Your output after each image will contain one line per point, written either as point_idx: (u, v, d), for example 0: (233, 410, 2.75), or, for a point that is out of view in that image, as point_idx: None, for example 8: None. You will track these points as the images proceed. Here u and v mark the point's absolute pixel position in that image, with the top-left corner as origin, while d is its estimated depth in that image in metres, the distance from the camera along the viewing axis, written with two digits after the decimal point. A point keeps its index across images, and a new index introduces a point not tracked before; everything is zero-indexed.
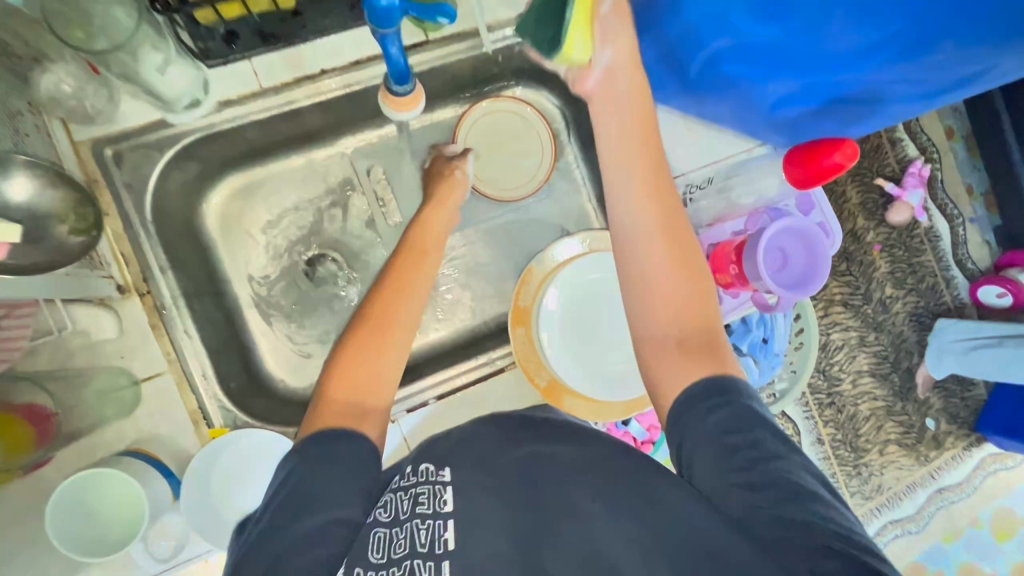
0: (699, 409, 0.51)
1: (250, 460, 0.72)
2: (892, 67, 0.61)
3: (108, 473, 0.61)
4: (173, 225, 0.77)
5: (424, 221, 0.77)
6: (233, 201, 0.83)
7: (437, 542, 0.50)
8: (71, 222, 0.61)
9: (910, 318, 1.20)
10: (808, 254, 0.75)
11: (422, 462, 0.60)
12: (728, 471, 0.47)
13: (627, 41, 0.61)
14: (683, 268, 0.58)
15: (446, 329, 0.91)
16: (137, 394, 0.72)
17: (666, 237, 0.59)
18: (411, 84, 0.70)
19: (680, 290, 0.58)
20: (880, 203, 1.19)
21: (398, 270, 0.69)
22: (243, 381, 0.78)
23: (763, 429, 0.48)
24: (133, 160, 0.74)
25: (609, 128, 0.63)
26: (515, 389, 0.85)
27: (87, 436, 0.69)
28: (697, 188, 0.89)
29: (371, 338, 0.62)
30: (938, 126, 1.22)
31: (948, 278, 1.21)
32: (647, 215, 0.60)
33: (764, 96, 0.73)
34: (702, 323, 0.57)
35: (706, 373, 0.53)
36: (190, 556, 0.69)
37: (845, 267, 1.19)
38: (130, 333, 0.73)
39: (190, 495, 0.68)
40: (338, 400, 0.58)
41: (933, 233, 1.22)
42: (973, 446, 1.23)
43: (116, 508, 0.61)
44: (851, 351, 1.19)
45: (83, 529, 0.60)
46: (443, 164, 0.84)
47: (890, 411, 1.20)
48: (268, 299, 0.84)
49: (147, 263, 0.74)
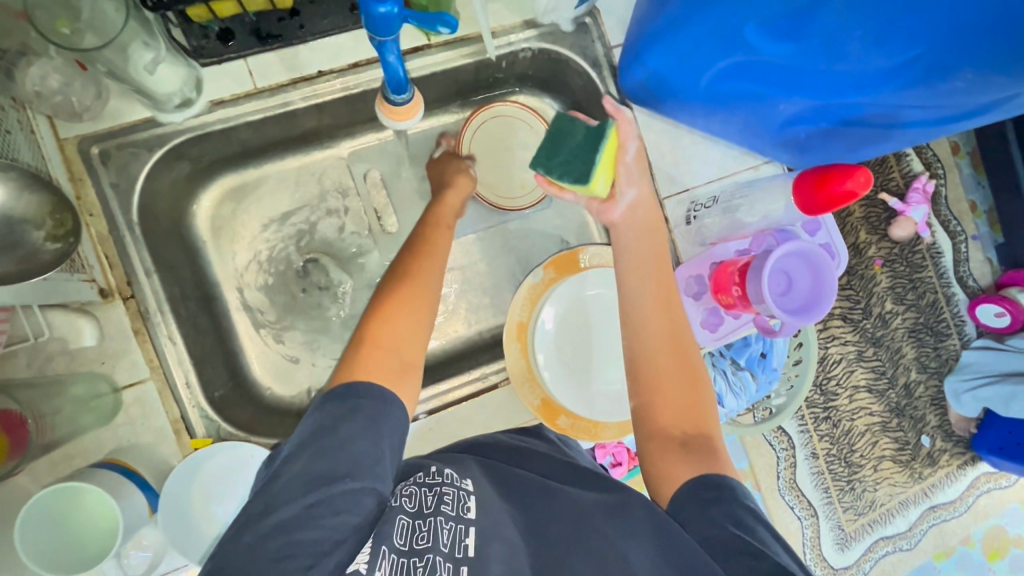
0: (700, 498, 0.56)
1: (234, 469, 0.70)
2: (909, 90, 0.59)
3: (86, 487, 0.58)
4: (160, 227, 0.75)
5: (442, 200, 0.79)
6: (225, 203, 0.81)
7: (460, 547, 0.51)
8: (47, 228, 0.58)
9: (909, 334, 1.19)
10: (813, 276, 0.73)
11: (444, 466, 0.60)
12: (729, 554, 0.50)
13: (645, 188, 0.79)
14: (688, 375, 0.67)
15: (438, 340, 0.88)
16: (117, 402, 0.69)
17: (673, 346, 0.69)
18: (410, 93, 0.68)
19: (685, 395, 0.66)
20: (883, 217, 1.17)
21: (430, 237, 0.74)
22: (228, 390, 0.76)
23: (761, 525, 0.53)
24: (120, 159, 0.71)
25: (631, 247, 0.77)
26: (508, 406, 0.83)
27: (63, 445, 0.67)
28: (702, 207, 0.86)
29: (410, 293, 0.65)
30: (945, 141, 1.21)
31: (948, 294, 1.20)
32: (658, 323, 0.70)
33: (776, 113, 0.72)
34: (703, 426, 0.64)
35: (707, 468, 0.59)
36: (167, 568, 0.68)
37: (845, 282, 1.16)
38: (112, 338, 0.70)
39: (168, 507, 0.65)
40: (373, 344, 0.61)
41: (935, 249, 1.20)
42: (967, 464, 1.21)
43: (99, 522, 0.59)
44: (849, 365, 1.16)
45: (63, 544, 0.57)
46: (452, 163, 0.83)
47: (886, 427, 1.18)
48: (259, 303, 0.82)
49: (132, 266, 0.71)
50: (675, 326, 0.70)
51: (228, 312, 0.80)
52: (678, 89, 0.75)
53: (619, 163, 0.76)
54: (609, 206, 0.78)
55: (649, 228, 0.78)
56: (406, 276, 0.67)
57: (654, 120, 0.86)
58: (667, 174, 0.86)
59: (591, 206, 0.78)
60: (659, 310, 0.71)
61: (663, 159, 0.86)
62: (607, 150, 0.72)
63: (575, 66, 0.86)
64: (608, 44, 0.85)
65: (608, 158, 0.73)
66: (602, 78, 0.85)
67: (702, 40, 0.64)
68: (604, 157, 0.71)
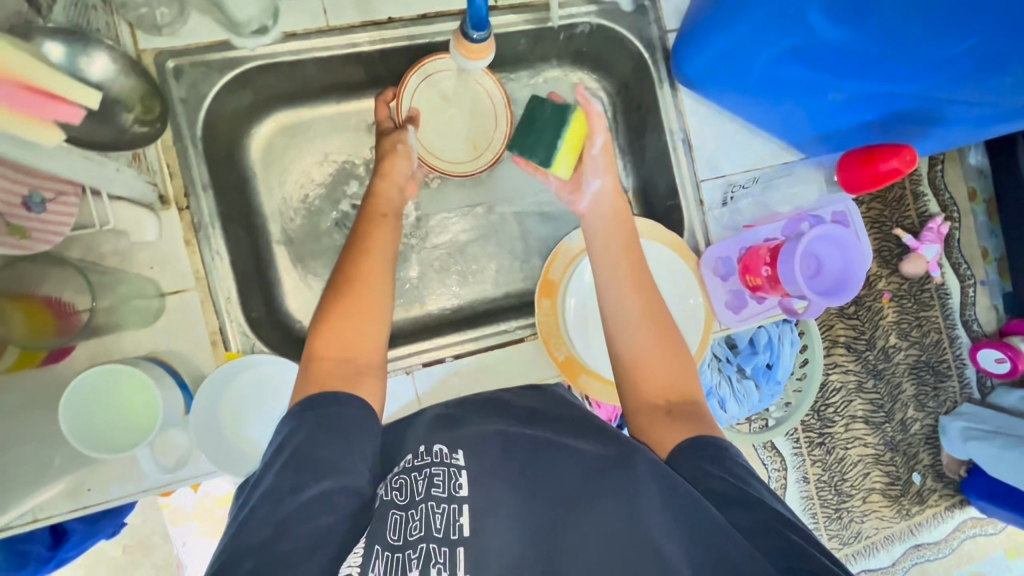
0: (694, 457, 0.58)
1: (261, 386, 0.72)
2: (959, 83, 0.62)
3: (105, 372, 0.59)
4: (218, 147, 0.78)
5: (374, 192, 0.78)
6: (278, 136, 0.84)
7: (453, 527, 0.52)
8: (137, 112, 0.63)
9: (909, 370, 1.30)
10: (841, 260, 0.75)
11: (435, 443, 0.62)
12: (728, 503, 0.53)
13: (612, 176, 0.83)
14: (670, 352, 0.71)
15: (464, 297, 0.91)
16: (161, 306, 0.71)
17: (648, 322, 0.72)
18: (488, 33, 0.70)
19: (667, 370, 0.69)
20: (896, 253, 1.27)
21: (372, 233, 0.74)
22: (263, 313, 0.78)
23: (755, 479, 0.56)
24: (192, 77, 0.74)
25: (599, 236, 0.79)
26: (531, 361, 0.84)
27: (105, 338, 0.69)
28: (739, 189, 0.89)
29: (353, 304, 0.67)
30: (962, 187, 1.31)
31: (953, 337, 1.31)
32: (631, 301, 0.73)
33: (822, 104, 0.75)
34: (686, 394, 0.67)
35: (694, 431, 0.62)
36: (188, 476, 0.69)
37: (852, 311, 1.28)
38: (163, 244, 0.72)
39: (200, 411, 0.68)
40: (323, 360, 0.62)
41: (944, 290, 1.31)
42: (956, 507, 1.33)
43: (133, 406, 0.61)
44: (847, 396, 1.29)
45: (111, 432, 0.60)
46: (388, 137, 0.80)
47: (879, 460, 1.30)
48: (297, 242, 0.85)
49: (191, 179, 0.73)
50: (651, 307, 0.73)
51: (269, 243, 0.83)
52: (730, 73, 0.78)
53: (586, 154, 0.82)
54: (577, 196, 0.83)
55: (619, 216, 0.80)
56: (350, 288, 0.68)
57: (702, 105, 0.89)
58: (707, 157, 0.89)
59: (561, 195, 0.84)
60: (634, 293, 0.74)
61: (705, 144, 0.89)
62: (570, 135, 0.80)
63: (630, 46, 0.89)
64: (664, 28, 0.88)
65: (570, 143, 0.81)
66: (654, 59, 0.88)
67: (764, 23, 0.67)
68: (566, 142, 0.81)
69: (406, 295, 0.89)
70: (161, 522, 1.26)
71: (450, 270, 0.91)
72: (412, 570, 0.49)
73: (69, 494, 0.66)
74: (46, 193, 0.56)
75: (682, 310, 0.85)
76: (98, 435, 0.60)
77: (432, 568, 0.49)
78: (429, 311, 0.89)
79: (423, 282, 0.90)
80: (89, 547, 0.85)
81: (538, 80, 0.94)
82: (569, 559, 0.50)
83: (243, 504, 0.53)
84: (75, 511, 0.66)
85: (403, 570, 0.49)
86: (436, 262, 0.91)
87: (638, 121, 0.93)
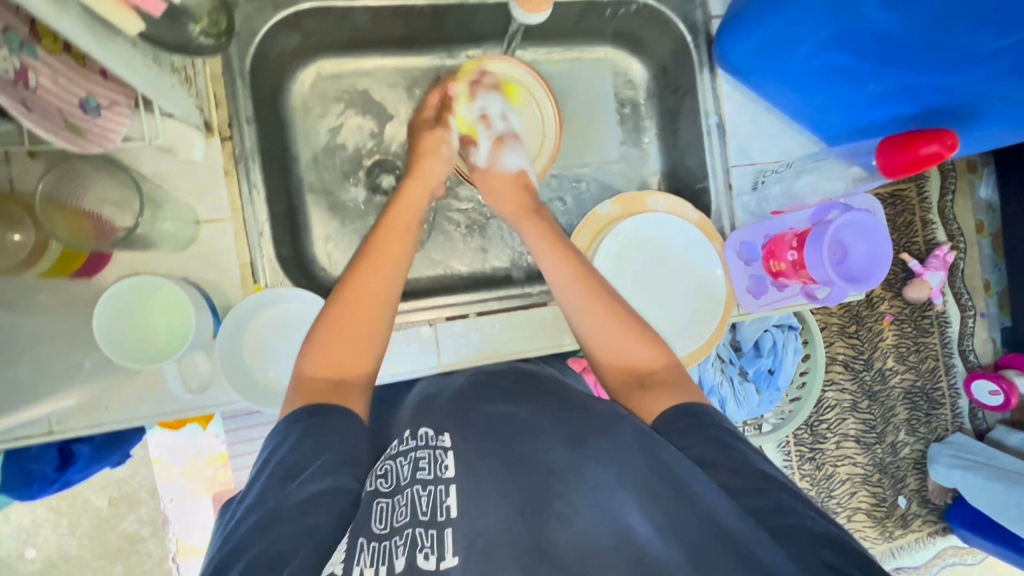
0: (678, 423, 0.58)
1: (286, 323, 0.72)
2: (1002, 77, 0.64)
3: (125, 288, 0.62)
4: (263, 86, 0.78)
5: (403, 194, 0.78)
6: (320, 85, 0.85)
7: (440, 509, 0.49)
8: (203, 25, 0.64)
9: (903, 395, 1.33)
10: (866, 252, 0.76)
11: (420, 427, 0.61)
12: (714, 465, 0.54)
13: (504, 192, 0.82)
14: (627, 328, 0.68)
15: (487, 263, 0.91)
16: (195, 233, 0.71)
17: (595, 310, 0.70)
18: None
19: (625, 344, 0.68)
20: (901, 277, 1.30)
21: (380, 245, 0.72)
22: (292, 254, 0.79)
23: (740, 442, 0.56)
24: (246, 12, 0.74)
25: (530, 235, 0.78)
26: (550, 321, 0.84)
27: (137, 257, 0.69)
28: (772, 173, 0.89)
29: (347, 322, 0.65)
30: (971, 220, 1.35)
31: (948, 364, 1.34)
32: (570, 294, 0.71)
33: (861, 97, 0.76)
34: (651, 361, 0.66)
35: (681, 398, 0.61)
36: (205, 404, 0.69)
37: (854, 330, 1.30)
38: (202, 172, 0.72)
39: (227, 339, 0.68)
40: (313, 378, 0.61)
41: (944, 318, 1.34)
42: (938, 534, 1.38)
43: (165, 310, 0.64)
44: (841, 413, 1.31)
45: (155, 339, 0.64)
46: (430, 136, 0.83)
47: (866, 479, 1.33)
48: (330, 192, 0.85)
49: (236, 111, 0.74)
50: (595, 288, 0.71)
51: (301, 189, 0.83)
52: (773, 62, 0.80)
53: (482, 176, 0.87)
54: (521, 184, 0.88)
55: (520, 221, 0.79)
56: (351, 300, 0.66)
57: (740, 94, 0.89)
58: (740, 143, 0.90)
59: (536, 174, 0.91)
60: (571, 287, 0.71)
61: (738, 130, 0.89)
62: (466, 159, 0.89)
63: (673, 28, 0.89)
64: (709, 13, 0.89)
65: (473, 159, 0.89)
66: (696, 43, 0.89)
67: (814, 5, 0.68)
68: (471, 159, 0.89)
69: (430, 254, 0.90)
70: (151, 476, 1.26)
71: (475, 234, 0.91)
72: (399, 558, 0.46)
73: (84, 410, 0.66)
74: (100, 100, 0.56)
75: (699, 296, 0.86)
76: (146, 345, 0.64)
77: (418, 553, 0.46)
78: (450, 273, 0.90)
79: (447, 245, 0.91)
80: (93, 475, 0.85)
81: (575, 57, 0.96)
82: (557, 528, 0.48)
83: (230, 519, 0.53)
84: (90, 427, 0.66)
85: (390, 558, 0.46)
86: (463, 226, 0.91)
87: (673, 105, 0.94)
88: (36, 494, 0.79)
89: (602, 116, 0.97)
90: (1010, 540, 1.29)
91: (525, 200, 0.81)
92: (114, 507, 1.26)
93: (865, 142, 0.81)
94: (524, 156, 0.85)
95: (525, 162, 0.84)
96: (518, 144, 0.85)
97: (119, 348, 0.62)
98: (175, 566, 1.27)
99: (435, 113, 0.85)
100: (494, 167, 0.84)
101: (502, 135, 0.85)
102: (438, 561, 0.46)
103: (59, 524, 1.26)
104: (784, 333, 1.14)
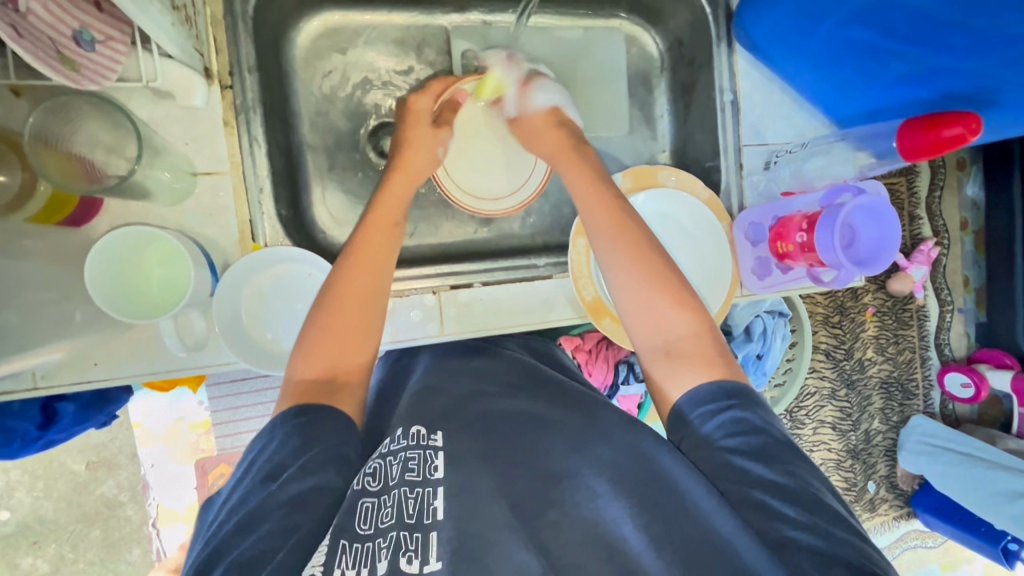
0: (697, 404, 0.57)
1: (280, 289, 0.70)
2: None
3: (103, 251, 0.58)
4: (266, 34, 0.74)
5: (386, 188, 0.73)
6: (325, 36, 0.81)
7: (426, 511, 0.49)
8: None
9: (880, 385, 1.36)
10: (874, 236, 0.76)
11: (412, 425, 0.59)
12: (731, 480, 0.51)
13: (531, 130, 0.81)
14: (662, 288, 0.65)
15: (491, 234, 0.89)
16: (191, 186, 0.68)
17: (633, 255, 0.67)
18: None
19: (665, 307, 0.64)
20: (887, 270, 1.33)
21: (364, 240, 0.67)
22: (291, 215, 0.76)
23: (772, 440, 0.53)
24: None
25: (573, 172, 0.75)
26: (551, 295, 0.82)
27: (132, 209, 0.66)
28: (784, 155, 0.89)
29: (342, 319, 0.62)
30: (956, 215, 1.36)
31: (924, 357, 1.38)
32: (610, 241, 0.69)
33: (882, 76, 0.75)
34: (684, 329, 0.63)
35: (705, 377, 0.58)
36: (201, 364, 0.67)
37: (837, 320, 1.33)
38: (201, 122, 0.68)
39: (224, 298, 0.66)
40: (302, 380, 0.59)
41: (923, 312, 1.37)
42: (903, 518, 1.44)
43: (159, 263, 0.63)
44: (820, 400, 1.34)
45: (151, 294, 0.63)
46: (424, 133, 0.78)
47: (840, 465, 1.37)
48: (331, 152, 0.82)
49: (238, 59, 0.70)
50: (635, 236, 0.68)
51: (302, 148, 0.80)
52: (795, 36, 0.78)
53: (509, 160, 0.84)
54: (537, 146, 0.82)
55: (559, 160, 0.78)
56: (336, 297, 0.63)
57: (756, 71, 0.88)
58: (752, 123, 0.88)
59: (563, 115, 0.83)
60: (610, 233, 0.69)
61: (752, 109, 0.88)
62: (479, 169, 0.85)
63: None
64: None
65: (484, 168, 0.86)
66: (715, 16, 0.86)
67: None
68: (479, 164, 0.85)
69: (433, 223, 0.87)
70: (131, 442, 1.23)
71: None
72: (381, 561, 0.45)
73: (73, 364, 0.64)
74: (96, 34, 0.51)
75: (703, 274, 0.85)
76: (145, 300, 0.63)
77: (401, 557, 0.46)
78: (452, 242, 0.88)
79: (450, 213, 0.88)
80: (76, 434, 0.82)
81: (591, 25, 0.93)
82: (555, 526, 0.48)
83: (213, 520, 0.51)
84: (79, 384, 0.64)
85: (372, 560, 0.45)
86: None
87: (687, 79, 0.92)
88: (18, 453, 0.76)
89: (615, 88, 0.94)
90: (970, 525, 1.34)
91: (566, 138, 0.79)
92: (92, 471, 1.23)
93: (883, 124, 0.80)
94: (555, 91, 0.83)
95: (556, 98, 0.83)
96: (543, 82, 0.83)
97: (125, 309, 0.60)
98: (154, 532, 1.25)
99: (434, 105, 0.80)
100: (525, 110, 0.82)
101: (526, 78, 0.83)
102: (421, 564, 0.45)
103: (35, 487, 1.23)
104: (775, 319, 1.14)
